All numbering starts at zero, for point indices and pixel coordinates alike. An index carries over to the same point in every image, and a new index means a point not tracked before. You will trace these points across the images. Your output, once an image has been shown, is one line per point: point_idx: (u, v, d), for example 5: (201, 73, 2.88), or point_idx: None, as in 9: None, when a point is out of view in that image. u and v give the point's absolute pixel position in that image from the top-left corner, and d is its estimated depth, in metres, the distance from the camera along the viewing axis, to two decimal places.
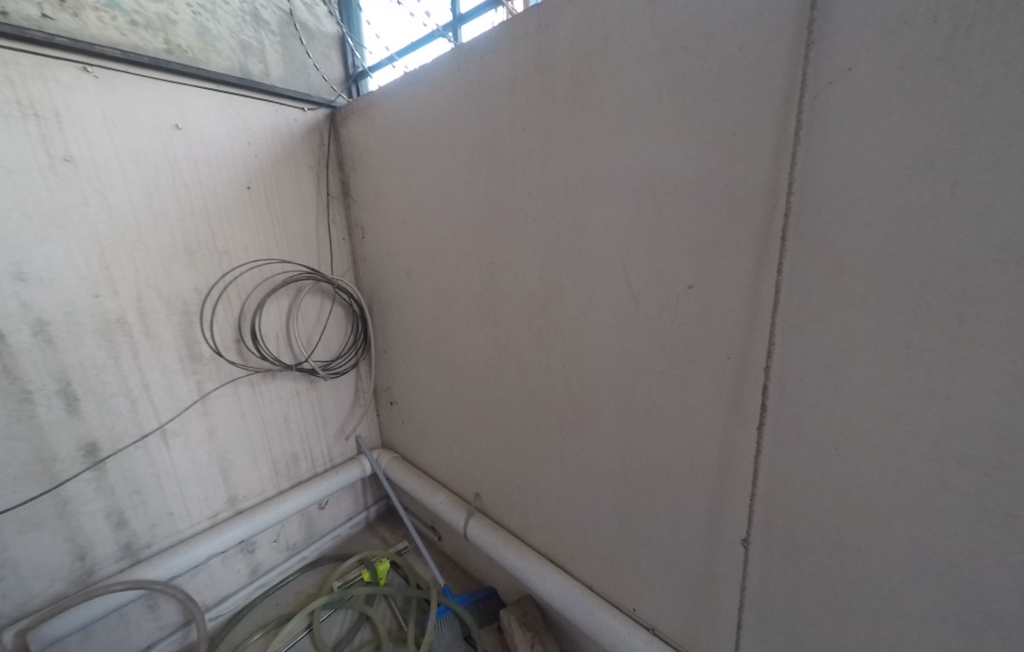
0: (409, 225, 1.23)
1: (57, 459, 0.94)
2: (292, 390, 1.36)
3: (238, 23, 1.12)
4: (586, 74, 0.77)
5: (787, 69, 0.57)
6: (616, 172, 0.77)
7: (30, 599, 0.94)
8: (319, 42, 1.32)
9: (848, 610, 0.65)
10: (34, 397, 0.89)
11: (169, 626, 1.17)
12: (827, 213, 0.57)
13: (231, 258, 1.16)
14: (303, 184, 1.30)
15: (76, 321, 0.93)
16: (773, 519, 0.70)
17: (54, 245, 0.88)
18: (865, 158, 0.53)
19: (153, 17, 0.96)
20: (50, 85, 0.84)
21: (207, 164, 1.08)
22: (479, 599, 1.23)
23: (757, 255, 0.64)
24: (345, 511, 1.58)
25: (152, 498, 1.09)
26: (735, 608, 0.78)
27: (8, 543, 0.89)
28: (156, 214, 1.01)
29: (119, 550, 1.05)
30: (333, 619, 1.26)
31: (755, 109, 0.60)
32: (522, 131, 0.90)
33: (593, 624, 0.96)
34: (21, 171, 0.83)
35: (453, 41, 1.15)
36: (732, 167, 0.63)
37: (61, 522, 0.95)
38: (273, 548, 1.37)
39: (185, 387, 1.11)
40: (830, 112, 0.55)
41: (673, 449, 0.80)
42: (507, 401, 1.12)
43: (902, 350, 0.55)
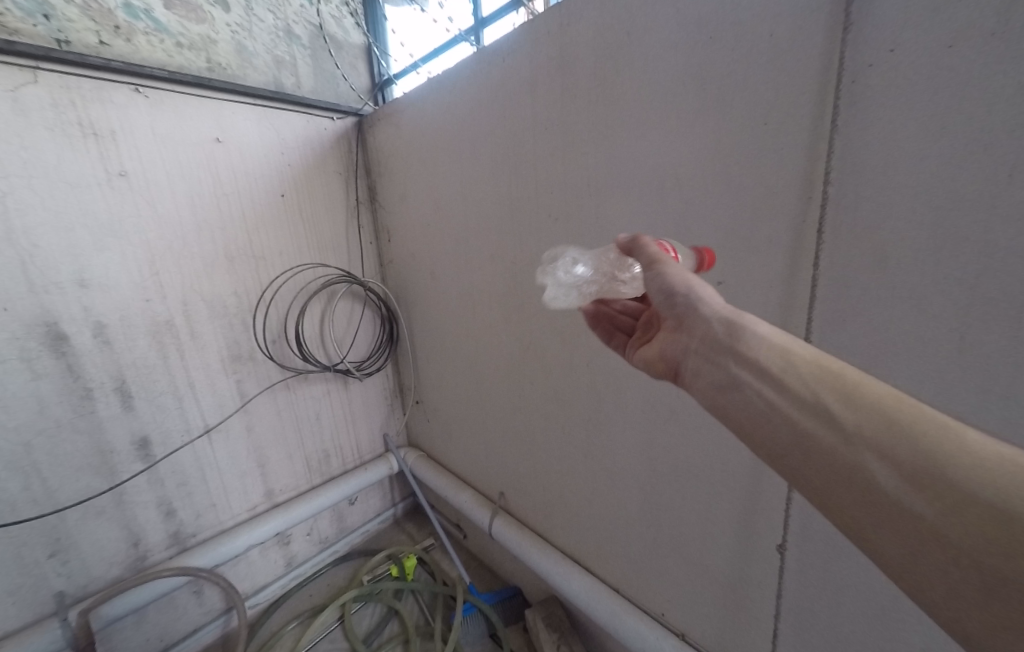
0: (434, 227, 1.26)
1: (114, 451, 1.01)
2: (324, 389, 1.41)
3: (272, 40, 1.18)
4: (610, 69, 0.76)
5: (823, 52, 0.54)
6: (641, 167, 0.76)
7: (91, 581, 1.02)
8: (347, 53, 1.37)
9: (896, 628, 0.60)
10: (94, 393, 0.97)
11: (214, 611, 1.24)
12: (865, 202, 0.54)
13: (267, 262, 1.22)
14: (333, 190, 1.35)
15: (131, 324, 1.00)
16: (811, 527, 0.66)
17: (112, 253, 0.95)
18: (910, 142, 0.50)
19: (196, 38, 1.03)
20: (107, 106, 0.91)
21: (245, 173, 1.14)
22: (504, 598, 1.25)
23: (790, 246, 0.61)
24: (375, 507, 1.62)
25: (196, 490, 1.16)
26: (770, 618, 0.75)
27: (72, 529, 0.97)
28: (200, 222, 1.08)
29: (169, 538, 1.12)
30: (363, 611, 1.30)
31: (787, 94, 0.58)
32: (545, 131, 0.90)
33: (620, 627, 0.94)
34: (83, 186, 0.90)
35: (475, 44, 1.16)
36: (762, 156, 0.61)
37: (117, 510, 1.03)
38: (307, 541, 1.43)
39: (226, 386, 1.17)
40: (872, 95, 0.52)
41: (703, 450, 0.78)
42: (531, 400, 1.12)
43: (954, 342, 0.51)
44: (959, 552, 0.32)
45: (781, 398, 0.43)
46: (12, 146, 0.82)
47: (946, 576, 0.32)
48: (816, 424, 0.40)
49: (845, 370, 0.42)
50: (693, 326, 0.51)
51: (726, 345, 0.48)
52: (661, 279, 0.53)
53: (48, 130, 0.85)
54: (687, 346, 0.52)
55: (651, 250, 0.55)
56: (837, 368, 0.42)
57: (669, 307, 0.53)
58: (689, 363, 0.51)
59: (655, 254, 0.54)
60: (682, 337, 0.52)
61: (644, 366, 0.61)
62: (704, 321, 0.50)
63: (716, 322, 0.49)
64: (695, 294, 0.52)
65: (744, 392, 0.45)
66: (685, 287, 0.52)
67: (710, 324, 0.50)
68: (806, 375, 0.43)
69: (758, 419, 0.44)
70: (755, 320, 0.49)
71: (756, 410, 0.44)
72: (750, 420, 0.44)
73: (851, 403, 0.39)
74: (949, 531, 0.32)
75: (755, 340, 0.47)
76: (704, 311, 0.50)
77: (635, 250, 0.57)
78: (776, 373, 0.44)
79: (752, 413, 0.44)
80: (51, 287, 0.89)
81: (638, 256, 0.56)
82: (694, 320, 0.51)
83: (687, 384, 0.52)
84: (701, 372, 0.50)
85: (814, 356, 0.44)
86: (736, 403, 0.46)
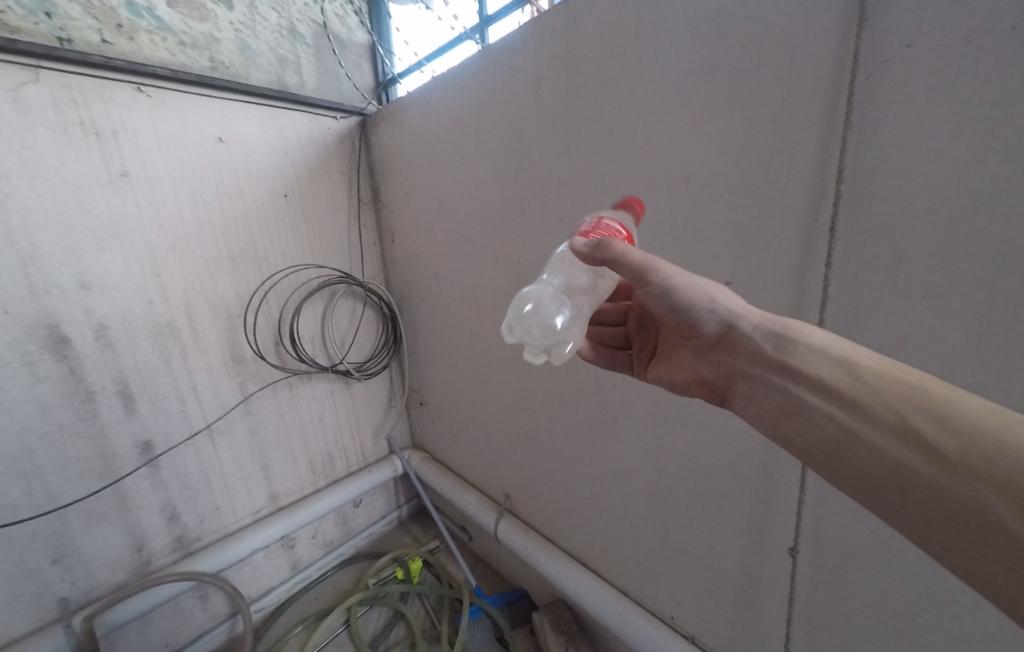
0: (438, 228, 1.25)
1: (117, 455, 1.00)
2: (327, 391, 1.40)
3: (275, 38, 1.17)
4: (620, 68, 0.76)
5: (837, 49, 0.54)
6: (650, 168, 0.75)
7: (94, 587, 1.00)
8: (350, 52, 1.35)
9: (911, 631, 0.60)
10: (96, 396, 0.95)
11: (218, 616, 1.23)
12: (880, 201, 0.53)
13: (270, 263, 1.21)
14: (336, 190, 1.34)
15: (133, 326, 0.99)
16: (824, 530, 0.66)
17: (113, 255, 0.94)
18: (928, 139, 0.49)
19: (199, 36, 1.02)
20: (110, 105, 0.90)
21: (248, 173, 1.13)
22: (511, 601, 1.24)
23: (805, 248, 0.61)
24: (378, 510, 1.62)
25: (200, 493, 1.15)
26: (783, 621, 0.75)
27: (75, 535, 0.96)
28: (203, 223, 1.07)
29: (173, 542, 1.11)
30: (369, 615, 1.29)
31: (801, 92, 0.57)
32: (552, 130, 0.89)
33: (628, 630, 0.94)
34: (84, 187, 0.89)
35: (480, 42, 1.15)
36: (776, 155, 0.61)
37: (120, 515, 1.02)
38: (311, 544, 1.42)
39: (229, 388, 1.16)
40: (888, 92, 0.51)
41: (713, 452, 0.77)
42: (537, 401, 1.12)
43: (970, 344, 0.51)
44: (1020, 548, 0.33)
45: (852, 419, 0.43)
46: (13, 147, 0.81)
47: (1010, 572, 0.34)
48: (903, 448, 0.40)
49: (924, 380, 0.42)
50: (735, 345, 0.53)
51: (776, 363, 0.49)
52: (665, 294, 0.54)
53: (49, 130, 0.84)
54: (734, 366, 0.54)
55: (635, 257, 0.53)
56: (915, 380, 0.42)
57: (706, 326, 0.55)
58: (740, 384, 0.53)
59: (640, 260, 0.53)
60: (728, 358, 0.54)
61: (676, 388, 0.62)
62: (746, 337, 0.52)
63: (762, 340, 0.51)
64: (723, 307, 0.54)
65: (807, 415, 0.46)
66: (712, 300, 0.54)
67: (753, 342, 0.51)
68: (881, 390, 0.42)
69: (829, 444, 0.44)
70: (802, 331, 0.49)
71: (825, 434, 0.45)
72: (820, 445, 0.45)
73: (943, 423, 0.39)
74: (1016, 528, 0.34)
75: (807, 354, 0.48)
76: (741, 327, 0.52)
77: (613, 261, 0.54)
78: (843, 391, 0.44)
79: (819, 438, 0.45)
80: (53, 290, 0.87)
81: (620, 267, 0.54)
82: (737, 339, 0.52)
83: (738, 409, 0.54)
84: (756, 396, 0.51)
85: (883, 364, 0.44)
86: (800, 427, 0.47)
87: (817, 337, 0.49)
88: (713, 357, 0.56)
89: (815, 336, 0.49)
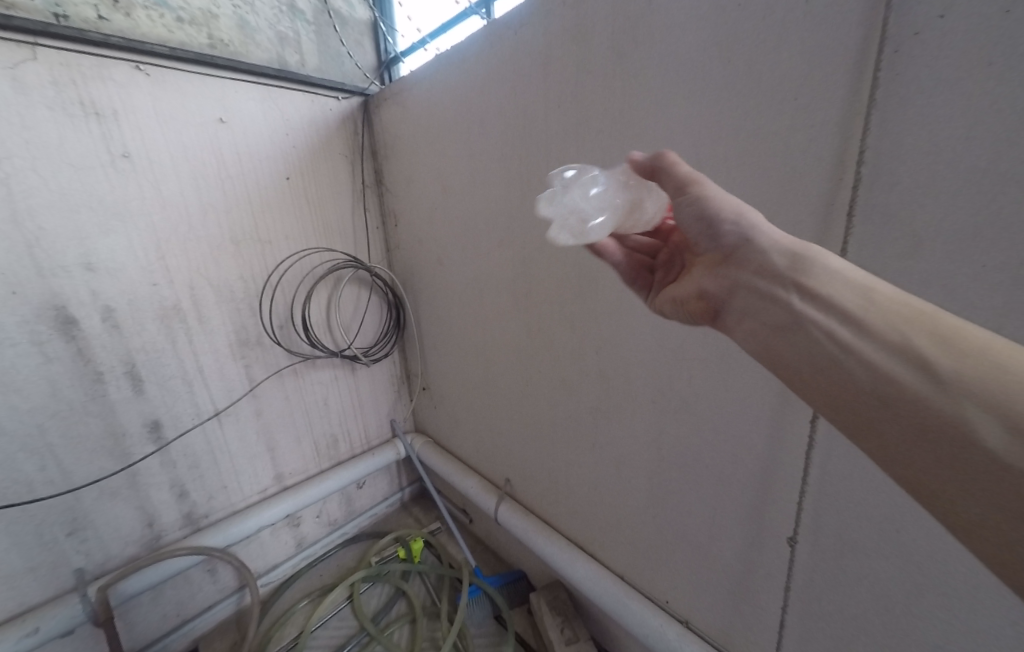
0: (442, 212, 1.23)
1: (127, 434, 1.02)
2: (333, 374, 1.42)
3: (275, 14, 1.14)
4: (629, 46, 0.73)
5: (864, 22, 0.51)
6: (660, 150, 0.73)
7: (109, 558, 1.05)
8: (352, 29, 1.32)
9: (906, 622, 0.60)
10: (105, 376, 0.98)
11: (227, 588, 1.28)
12: (902, 184, 0.51)
13: (274, 247, 1.21)
14: (339, 173, 1.32)
15: (139, 308, 1.00)
16: (823, 522, 0.66)
17: (117, 237, 0.95)
18: (958, 118, 0.47)
19: (197, 12, 0.99)
20: (109, 85, 0.89)
21: (251, 155, 1.12)
22: (510, 581, 1.27)
23: (817, 237, 0.59)
24: (382, 490, 1.65)
25: (208, 472, 1.18)
26: (778, 609, 0.75)
27: (89, 509, 0.99)
28: (206, 206, 1.06)
29: (182, 518, 1.15)
30: (372, 591, 1.33)
31: (821, 71, 0.54)
32: (558, 112, 0.87)
33: (625, 613, 0.96)
34: (87, 168, 0.89)
35: (486, 17, 1.10)
36: (791, 139, 0.58)
37: (132, 491, 1.05)
38: (316, 523, 1.46)
39: (235, 371, 1.18)
40: (917, 68, 0.48)
41: (714, 443, 0.77)
42: (539, 388, 1.12)
43: (989, 337, 0.49)
44: (996, 471, 0.32)
45: (855, 337, 0.41)
46: (14, 126, 0.80)
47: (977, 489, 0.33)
48: (899, 366, 0.38)
49: (940, 312, 0.39)
50: (744, 260, 0.50)
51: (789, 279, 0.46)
52: (699, 205, 0.52)
53: (49, 110, 0.83)
54: (737, 281, 0.50)
55: (683, 170, 0.54)
56: (932, 311, 0.39)
57: (718, 241, 0.52)
58: (739, 300, 0.50)
59: (687, 173, 0.53)
60: (732, 273, 0.51)
61: (676, 306, 0.59)
62: (759, 254, 0.49)
63: (779, 260, 0.47)
64: (746, 224, 0.50)
65: (808, 333, 0.44)
66: (735, 220, 0.51)
67: (767, 258, 0.48)
68: (889, 315, 0.40)
69: (820, 361, 0.42)
70: (823, 252, 0.46)
71: (823, 351, 0.42)
72: (811, 361, 0.43)
73: (956, 353, 0.36)
74: (1000, 451, 0.33)
75: (823, 274, 0.45)
76: (759, 243, 0.49)
77: (664, 170, 0.55)
78: (852, 312, 0.42)
79: (813, 356, 0.43)
80: (59, 271, 0.88)
81: (666, 178, 0.55)
82: (749, 254, 0.49)
83: (731, 326, 0.51)
84: (752, 312, 0.48)
85: (899, 294, 0.41)
86: (795, 345, 0.44)
87: (840, 258, 0.45)
88: (716, 273, 0.53)
89: (836, 257, 0.46)
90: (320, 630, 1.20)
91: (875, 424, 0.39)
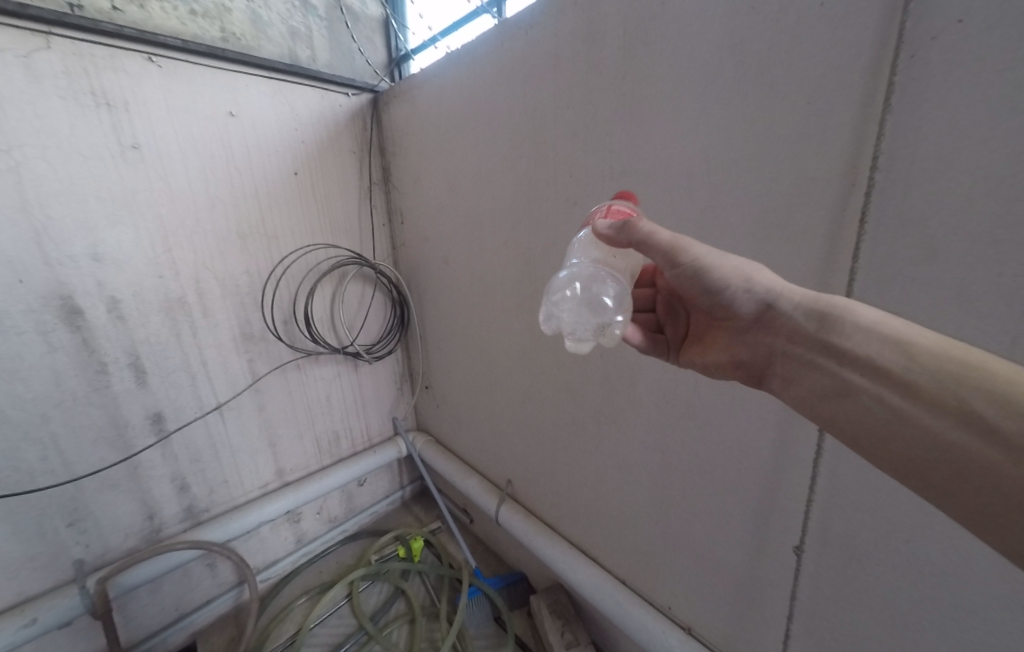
0: (449, 211, 1.23)
1: (129, 426, 1.02)
2: (335, 371, 1.42)
3: (287, 9, 1.14)
4: (642, 47, 0.72)
5: (881, 26, 0.50)
6: (670, 153, 0.72)
7: (108, 550, 1.04)
8: (363, 25, 1.32)
9: (914, 635, 0.59)
10: (109, 368, 0.97)
11: (225, 584, 1.27)
12: (917, 190, 0.50)
13: (279, 243, 1.21)
14: (347, 170, 1.32)
15: (144, 300, 1.00)
16: (830, 531, 0.65)
17: (125, 228, 0.95)
18: (975, 127, 0.46)
19: (210, 6, 0.99)
20: (120, 75, 0.89)
21: (259, 150, 1.12)
22: (510, 583, 1.27)
23: (830, 240, 0.58)
24: (382, 489, 1.64)
25: (209, 466, 1.17)
26: (783, 619, 0.74)
27: (89, 501, 0.99)
28: (213, 199, 1.06)
29: (182, 511, 1.15)
30: (371, 589, 1.33)
31: (837, 74, 0.54)
32: (568, 111, 0.86)
33: (625, 618, 0.95)
34: (95, 159, 0.89)
35: (497, 16, 1.09)
36: (805, 142, 0.58)
37: (132, 484, 1.05)
38: (316, 520, 1.45)
39: (238, 365, 1.18)
40: (935, 75, 0.47)
41: (719, 448, 0.76)
42: (543, 389, 1.11)
43: (1003, 348, 0.48)
44: None
45: (903, 398, 0.43)
46: (26, 115, 0.80)
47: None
48: (962, 432, 0.40)
49: (982, 359, 0.41)
50: (776, 326, 0.53)
51: (821, 344, 0.49)
52: (717, 277, 0.54)
53: (61, 99, 0.83)
54: (774, 347, 0.54)
55: (664, 239, 0.54)
56: (974, 359, 0.41)
57: (740, 308, 0.55)
58: (779, 367, 0.54)
59: (669, 240, 0.53)
60: (765, 340, 0.54)
61: (717, 368, 0.62)
62: (787, 319, 0.52)
63: (804, 324, 0.51)
64: (764, 288, 0.53)
65: (856, 397, 0.46)
66: (753, 283, 0.54)
67: (794, 322, 0.51)
68: (938, 374, 0.42)
69: (876, 424, 0.45)
70: (848, 308, 0.49)
71: (876, 415, 0.45)
72: (863, 426, 0.46)
73: (1008, 407, 0.38)
74: None
75: (851, 335, 0.47)
76: (784, 309, 0.52)
77: (641, 244, 0.55)
78: (896, 375, 0.44)
79: (868, 420, 0.45)
80: (65, 261, 0.88)
81: (650, 249, 0.55)
82: (778, 321, 0.53)
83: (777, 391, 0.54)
84: (797, 379, 0.52)
85: (939, 347, 0.43)
86: (844, 408, 0.47)
87: (863, 314, 0.48)
88: (749, 338, 0.56)
89: (863, 315, 0.48)
90: (318, 628, 1.20)
91: (940, 480, 0.41)
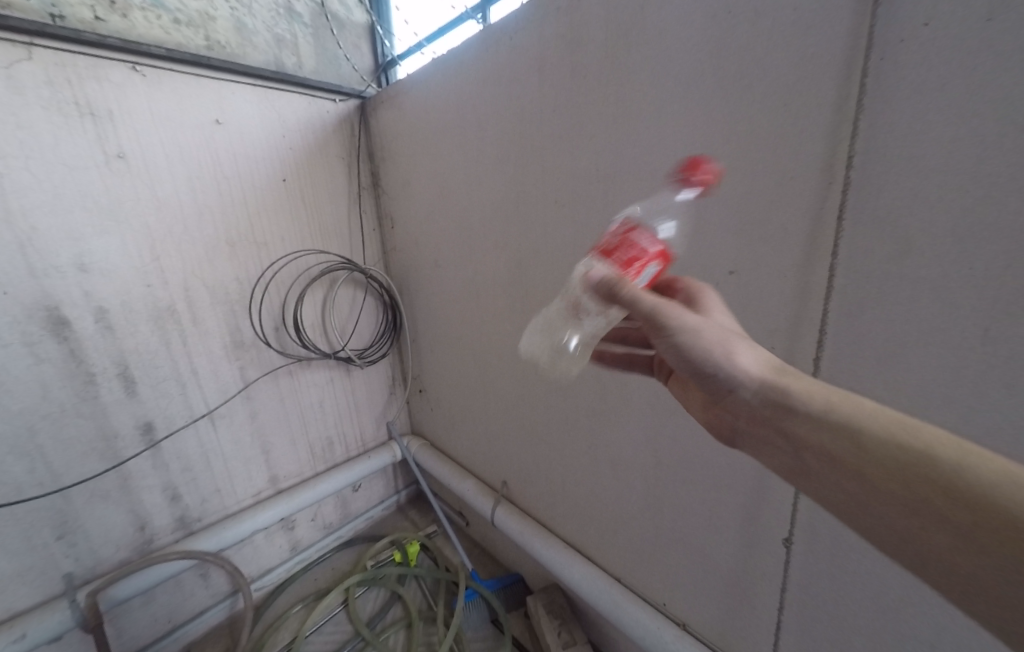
0: (438, 214, 1.24)
1: (119, 436, 1.01)
2: (327, 377, 1.41)
3: (272, 17, 1.15)
4: (626, 51, 0.73)
5: (852, 29, 0.51)
6: (653, 155, 0.74)
7: (99, 563, 1.03)
8: (349, 32, 1.33)
9: (901, 623, 0.60)
10: (97, 378, 0.97)
11: (219, 593, 1.26)
12: (891, 187, 0.52)
13: (268, 249, 1.21)
14: (335, 175, 1.33)
15: (132, 310, 0.99)
16: (817, 522, 0.66)
17: (111, 237, 0.94)
18: (944, 126, 0.47)
19: (194, 14, 1.00)
20: (103, 85, 0.89)
21: (246, 156, 1.12)
22: (506, 585, 1.27)
23: (809, 236, 0.59)
24: (377, 494, 1.64)
25: (201, 475, 1.17)
26: (775, 611, 0.75)
27: (78, 513, 0.98)
28: (201, 206, 1.06)
29: (174, 522, 1.14)
30: (367, 595, 1.32)
31: (811, 76, 0.55)
32: (555, 114, 0.87)
33: (621, 616, 0.95)
34: (81, 168, 0.88)
35: (482, 22, 1.10)
36: (782, 143, 0.59)
37: (123, 494, 1.04)
38: (311, 526, 1.45)
39: (229, 373, 1.17)
40: (905, 75, 0.49)
41: (707, 443, 0.77)
42: (535, 389, 1.12)
43: (977, 340, 0.49)
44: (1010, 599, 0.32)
45: (856, 481, 0.39)
46: (8, 126, 0.80)
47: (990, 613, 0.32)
48: (902, 509, 0.36)
49: (928, 441, 0.37)
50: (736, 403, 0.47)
51: (778, 424, 0.44)
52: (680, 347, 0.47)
53: (44, 109, 0.83)
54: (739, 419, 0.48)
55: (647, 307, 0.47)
56: (915, 442, 0.38)
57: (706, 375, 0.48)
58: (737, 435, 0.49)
59: (651, 312, 0.47)
60: (726, 414, 0.50)
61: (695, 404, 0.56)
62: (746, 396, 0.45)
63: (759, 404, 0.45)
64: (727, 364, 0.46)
65: (814, 473, 0.42)
66: (712, 356, 0.47)
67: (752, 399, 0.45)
68: (882, 452, 0.38)
69: (837, 501, 0.40)
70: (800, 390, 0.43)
71: (833, 491, 0.40)
72: (825, 500, 0.41)
73: (949, 491, 0.35)
74: None
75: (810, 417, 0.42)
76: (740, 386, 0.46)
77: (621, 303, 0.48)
78: (847, 455, 0.39)
79: (828, 496, 0.41)
80: (51, 271, 0.88)
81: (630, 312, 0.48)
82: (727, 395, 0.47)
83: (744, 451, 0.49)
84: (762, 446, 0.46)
85: (884, 427, 0.39)
86: (810, 483, 0.42)
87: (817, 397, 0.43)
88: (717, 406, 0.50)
89: (814, 399, 0.43)
90: (314, 635, 1.19)
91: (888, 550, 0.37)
